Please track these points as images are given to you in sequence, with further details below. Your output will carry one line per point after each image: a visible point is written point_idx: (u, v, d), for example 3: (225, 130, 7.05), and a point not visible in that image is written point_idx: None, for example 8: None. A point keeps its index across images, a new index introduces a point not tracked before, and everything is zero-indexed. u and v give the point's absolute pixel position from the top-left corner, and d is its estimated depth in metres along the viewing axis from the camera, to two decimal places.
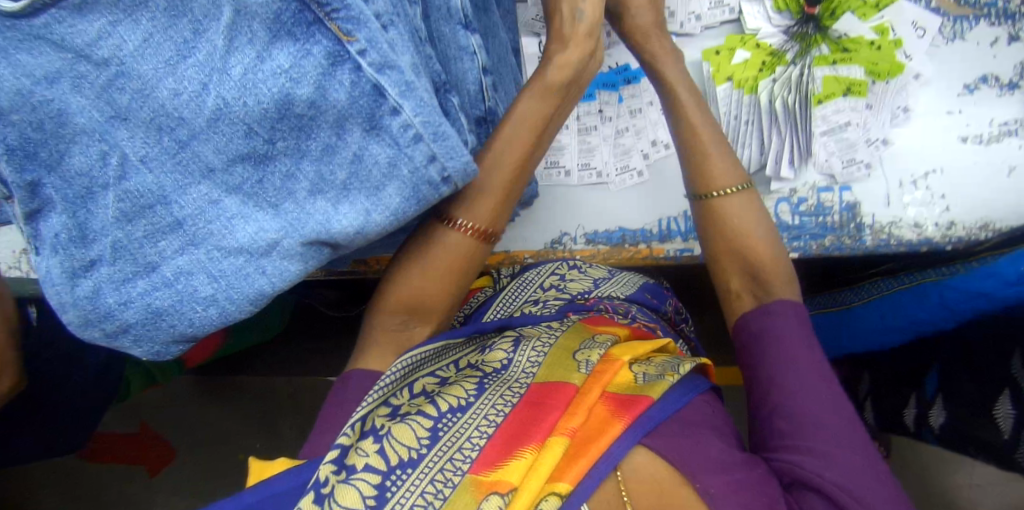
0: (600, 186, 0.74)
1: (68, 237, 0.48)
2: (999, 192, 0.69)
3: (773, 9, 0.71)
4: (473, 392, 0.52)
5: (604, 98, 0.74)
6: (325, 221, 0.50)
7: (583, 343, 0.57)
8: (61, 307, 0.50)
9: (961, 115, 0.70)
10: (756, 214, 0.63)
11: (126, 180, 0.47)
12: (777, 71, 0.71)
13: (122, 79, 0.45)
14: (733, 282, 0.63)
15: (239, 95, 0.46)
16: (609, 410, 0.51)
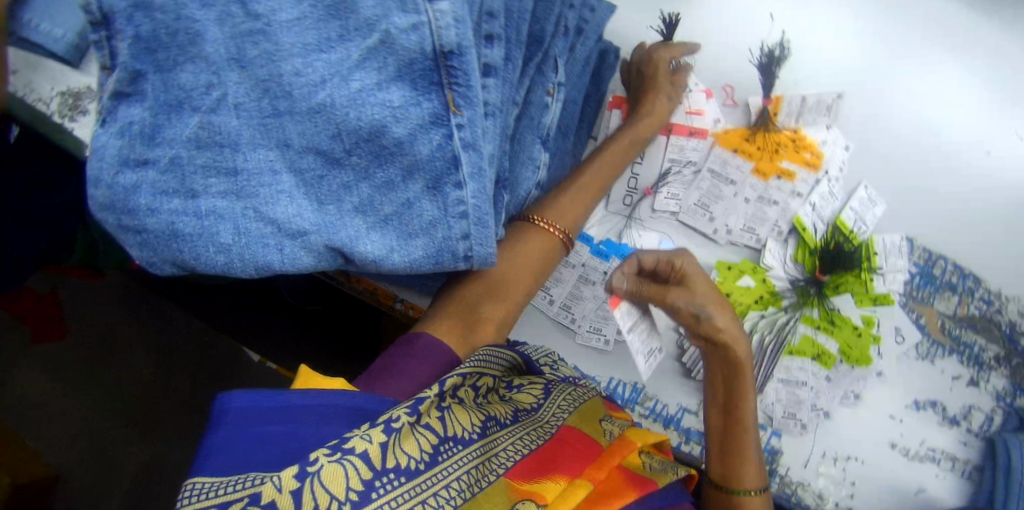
0: (567, 331, 0.82)
1: (139, 130, 0.52)
2: (896, 501, 0.76)
3: (792, 257, 0.79)
4: (513, 416, 0.62)
5: (615, 264, 0.81)
6: (354, 238, 0.54)
7: (603, 416, 0.68)
8: (93, 181, 0.52)
9: (899, 423, 0.76)
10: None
11: (214, 114, 0.52)
12: (768, 310, 0.78)
13: (261, 36, 0.51)
14: None
15: (346, 104, 0.52)
16: (622, 479, 0.62)
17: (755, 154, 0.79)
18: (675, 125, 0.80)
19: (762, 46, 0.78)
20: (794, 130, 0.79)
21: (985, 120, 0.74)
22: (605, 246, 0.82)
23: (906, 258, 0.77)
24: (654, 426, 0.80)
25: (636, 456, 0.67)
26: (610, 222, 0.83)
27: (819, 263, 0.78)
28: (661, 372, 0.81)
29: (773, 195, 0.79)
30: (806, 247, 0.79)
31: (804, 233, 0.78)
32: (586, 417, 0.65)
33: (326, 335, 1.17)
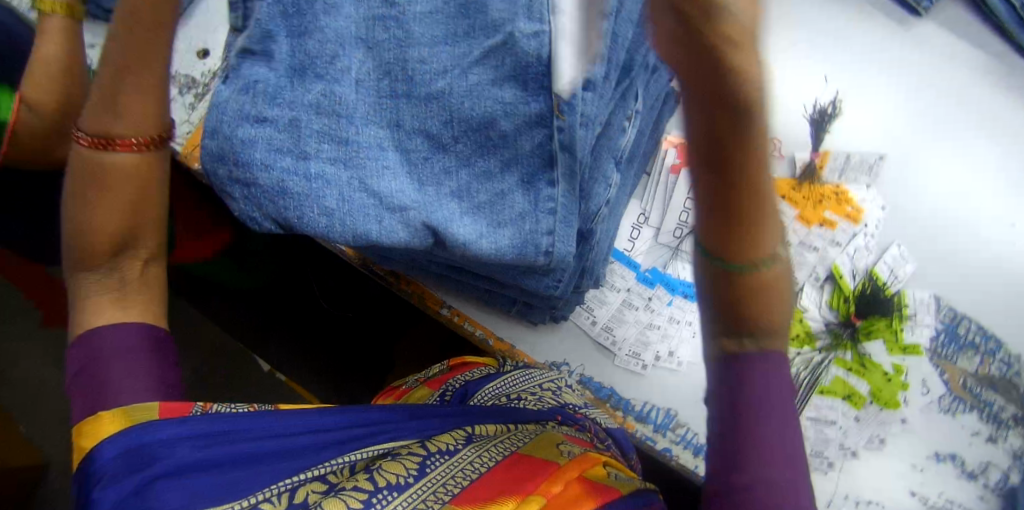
0: (606, 352, 0.84)
1: (267, 90, 0.56)
2: None
3: (828, 302, 0.83)
4: (461, 443, 0.63)
5: (659, 292, 0.85)
6: (447, 219, 0.56)
7: (565, 442, 0.66)
8: (209, 131, 0.56)
9: (920, 471, 0.79)
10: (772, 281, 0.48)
11: (336, 84, 0.57)
12: (803, 349, 0.82)
13: (392, 21, 0.58)
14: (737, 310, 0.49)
15: (463, 95, 0.56)
16: (584, 489, 0.59)
17: (801, 202, 0.84)
18: None
19: (816, 103, 0.87)
20: (836, 185, 0.84)
21: (1005, 194, 0.83)
22: (651, 273, 0.86)
23: (934, 314, 0.81)
24: (683, 453, 0.80)
25: (602, 466, 0.63)
26: (656, 253, 0.87)
27: (854, 309, 0.82)
28: (693, 402, 0.82)
29: (813, 242, 0.84)
30: (841, 294, 0.83)
31: (841, 281, 0.83)
32: (541, 446, 0.65)
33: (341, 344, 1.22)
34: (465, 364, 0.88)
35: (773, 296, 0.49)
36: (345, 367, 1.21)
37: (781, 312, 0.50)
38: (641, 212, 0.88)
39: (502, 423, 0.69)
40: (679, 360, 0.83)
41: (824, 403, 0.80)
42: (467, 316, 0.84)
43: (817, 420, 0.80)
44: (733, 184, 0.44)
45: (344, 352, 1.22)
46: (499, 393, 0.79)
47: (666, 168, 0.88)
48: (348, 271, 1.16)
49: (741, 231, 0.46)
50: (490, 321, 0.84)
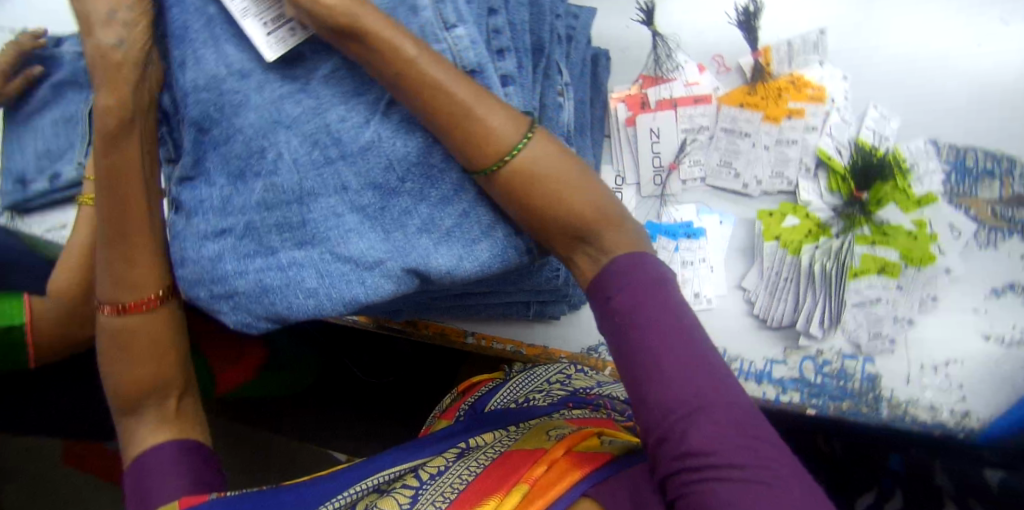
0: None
1: (219, 205, 0.58)
2: (1004, 390, 0.76)
3: (827, 188, 0.81)
4: (451, 459, 0.64)
5: (662, 242, 0.85)
6: (425, 256, 0.56)
7: (555, 427, 0.67)
8: (184, 262, 0.59)
9: (985, 314, 0.77)
10: (569, 181, 0.54)
11: (275, 174, 0.56)
12: (822, 240, 0.80)
13: (301, 96, 0.57)
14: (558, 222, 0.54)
15: (392, 135, 0.55)
16: (572, 463, 0.60)
17: (760, 104, 0.83)
18: (676, 100, 0.85)
19: (737, 7, 0.85)
20: (790, 74, 0.82)
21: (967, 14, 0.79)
22: (649, 228, 0.85)
23: (937, 158, 0.79)
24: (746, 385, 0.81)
25: (596, 439, 0.64)
26: (646, 206, 0.87)
27: (854, 185, 0.80)
28: (737, 331, 0.82)
29: (789, 136, 0.82)
30: (837, 175, 0.81)
31: (831, 163, 0.81)
32: (531, 436, 0.66)
33: (391, 407, 1.19)
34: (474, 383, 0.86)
35: (570, 194, 0.54)
36: (396, 414, 1.18)
37: (593, 201, 0.55)
38: (618, 175, 0.88)
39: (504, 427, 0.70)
40: (709, 297, 0.83)
41: (862, 285, 0.78)
42: (491, 336, 0.83)
43: (865, 305, 0.78)
44: (438, 113, 0.52)
45: (391, 401, 1.19)
46: (508, 399, 0.78)
47: (621, 124, 0.87)
48: (375, 338, 1.18)
49: (496, 158, 0.53)
50: (513, 332, 0.83)
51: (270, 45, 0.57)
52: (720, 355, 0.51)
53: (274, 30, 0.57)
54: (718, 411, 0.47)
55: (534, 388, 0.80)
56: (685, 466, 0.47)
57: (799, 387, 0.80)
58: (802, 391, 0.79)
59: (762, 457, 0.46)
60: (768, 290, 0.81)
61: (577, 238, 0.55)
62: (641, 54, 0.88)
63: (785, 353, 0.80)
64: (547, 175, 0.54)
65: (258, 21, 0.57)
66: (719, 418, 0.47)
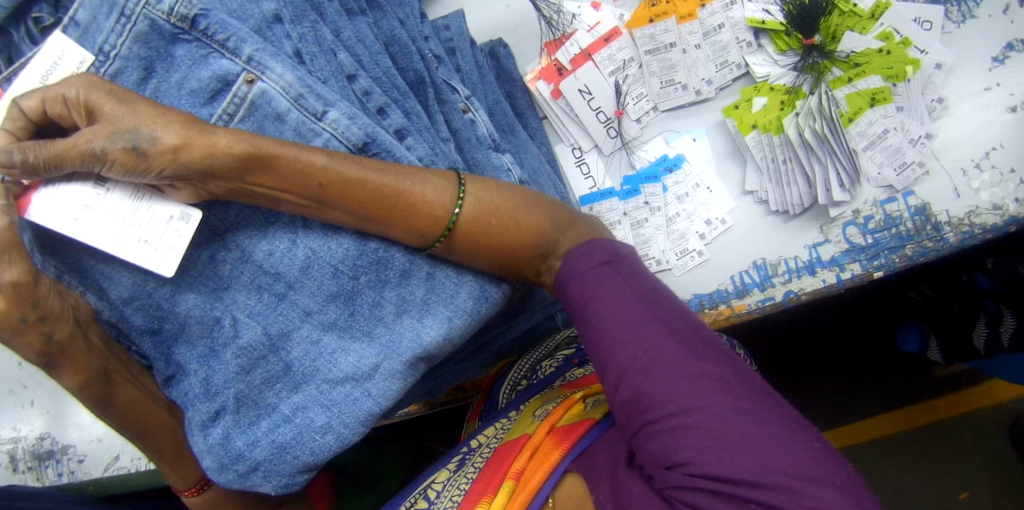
0: (663, 273, 0.77)
1: (200, 390, 0.54)
2: None
3: (776, 52, 0.75)
4: (451, 472, 0.61)
5: (649, 190, 0.78)
6: (415, 337, 0.53)
7: (546, 400, 0.64)
8: (199, 454, 0.53)
9: (1000, 88, 0.70)
10: (511, 201, 0.52)
11: (240, 336, 0.53)
12: (798, 105, 0.73)
13: (223, 251, 0.53)
14: (518, 253, 0.53)
15: (323, 242, 0.52)
16: (555, 440, 0.57)
17: (668, 11, 0.77)
18: (588, 49, 0.78)
19: None
20: None
21: None
22: (629, 184, 0.79)
23: None
24: (803, 282, 0.74)
25: (581, 403, 0.61)
26: (615, 160, 0.80)
27: (800, 35, 0.74)
28: (764, 235, 0.76)
29: (712, 23, 0.76)
30: (779, 35, 0.75)
31: (768, 26, 0.75)
32: (521, 421, 0.62)
33: None
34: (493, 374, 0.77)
35: (521, 224, 0.52)
36: None
37: (542, 216, 0.53)
38: (573, 148, 0.81)
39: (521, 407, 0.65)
40: (722, 218, 0.77)
41: (867, 122, 0.71)
42: None
43: (880, 141, 0.71)
44: (370, 206, 0.49)
45: None
46: (517, 379, 0.71)
47: (548, 100, 0.80)
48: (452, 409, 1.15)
49: (445, 224, 0.50)
50: None
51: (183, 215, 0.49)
52: (675, 307, 0.51)
53: (160, 239, 0.49)
54: (669, 361, 0.48)
55: (544, 356, 0.72)
56: (646, 420, 0.47)
57: (855, 257, 0.73)
58: (859, 259, 0.73)
59: (717, 396, 0.46)
60: (774, 182, 0.75)
61: (538, 257, 0.54)
62: (532, 25, 0.82)
63: (824, 231, 0.74)
64: (489, 217, 0.51)
65: (138, 240, 0.48)
66: (670, 368, 0.47)
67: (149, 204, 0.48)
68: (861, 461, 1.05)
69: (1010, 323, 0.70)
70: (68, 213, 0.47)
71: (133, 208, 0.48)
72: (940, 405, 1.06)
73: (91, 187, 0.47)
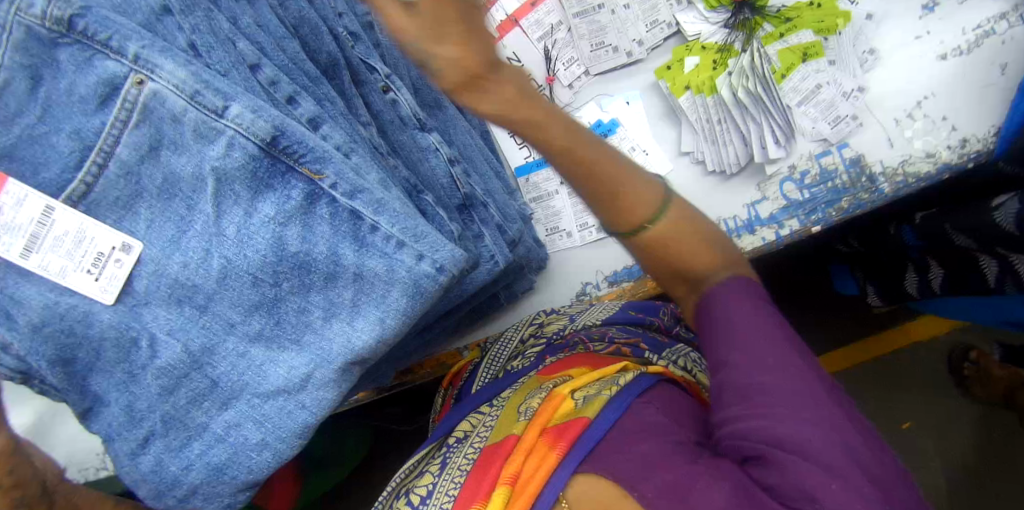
0: (605, 241, 0.76)
1: (126, 420, 0.52)
2: (991, 97, 0.69)
3: (706, 9, 0.74)
4: (437, 474, 0.54)
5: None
6: (347, 341, 0.51)
7: (530, 393, 0.56)
8: (133, 484, 0.53)
9: (930, 36, 0.70)
10: (694, 224, 0.51)
11: (157, 357, 0.51)
12: (731, 64, 0.72)
13: (139, 267, 0.51)
14: (672, 263, 0.51)
15: (239, 250, 0.50)
16: (549, 442, 0.49)
17: None
18: (515, 15, 0.78)
19: None
20: None
21: None
22: None
23: None
24: (744, 241, 0.74)
25: (571, 399, 0.52)
26: None
27: None
28: (703, 196, 0.75)
29: None
30: None
31: None
32: (507, 416, 0.55)
33: None
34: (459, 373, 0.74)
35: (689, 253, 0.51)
36: None
37: (716, 251, 0.52)
38: None
39: (480, 410, 0.61)
40: None
41: (799, 75, 0.70)
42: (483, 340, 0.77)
43: (816, 94, 0.70)
44: (567, 171, 0.46)
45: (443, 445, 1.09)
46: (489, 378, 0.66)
47: None
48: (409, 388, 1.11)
49: (637, 224, 0.49)
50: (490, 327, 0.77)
51: (126, 242, 0.50)
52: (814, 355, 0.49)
53: (100, 270, 0.50)
54: (773, 358, 0.46)
55: (511, 353, 0.68)
56: (760, 440, 0.44)
57: (793, 213, 0.73)
58: (797, 215, 0.73)
59: (833, 432, 0.44)
60: (710, 142, 0.74)
61: (688, 279, 0.52)
62: None
63: (762, 189, 0.74)
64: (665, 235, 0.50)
65: (81, 271, 0.50)
66: (775, 367, 0.46)
67: (93, 236, 0.50)
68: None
69: (937, 273, 0.73)
70: (14, 243, 0.49)
71: (77, 241, 0.50)
72: (880, 342, 1.09)
73: (39, 214, 0.49)
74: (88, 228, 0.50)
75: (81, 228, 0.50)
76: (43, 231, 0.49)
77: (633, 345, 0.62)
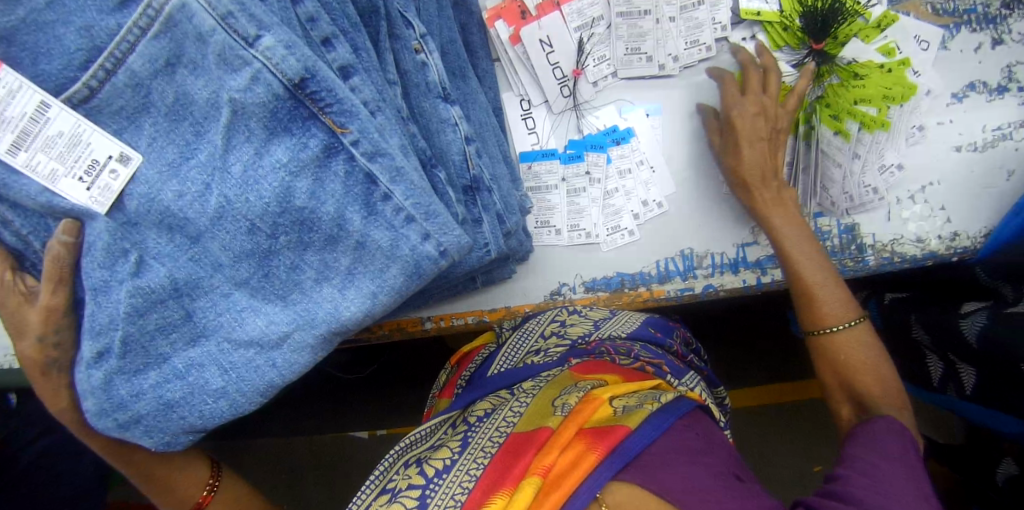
0: (591, 246, 0.76)
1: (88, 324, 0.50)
2: (980, 197, 0.72)
3: (772, 46, 0.72)
4: (457, 451, 0.61)
5: (592, 159, 0.75)
6: (334, 309, 0.51)
7: (565, 389, 0.63)
8: (81, 393, 0.50)
9: (952, 125, 0.71)
10: (876, 354, 0.66)
11: (139, 276, 0.49)
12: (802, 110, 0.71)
13: (132, 185, 0.48)
14: (858, 371, 0.66)
15: (241, 192, 0.48)
16: (586, 443, 0.57)
17: None
18: None
19: None
20: None
21: None
22: (573, 148, 0.75)
23: None
24: (724, 279, 0.76)
25: (608, 405, 0.61)
26: (562, 122, 0.76)
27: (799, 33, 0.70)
28: (700, 226, 0.76)
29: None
30: (775, 26, 0.71)
31: (762, 16, 0.71)
32: (538, 409, 0.62)
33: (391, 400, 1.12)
34: (472, 350, 0.80)
35: (857, 374, 0.66)
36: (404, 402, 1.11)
37: (895, 390, 0.65)
38: (521, 98, 0.76)
39: (499, 393, 0.68)
40: (659, 201, 0.75)
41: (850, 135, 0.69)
42: (448, 314, 0.76)
43: (860, 157, 0.70)
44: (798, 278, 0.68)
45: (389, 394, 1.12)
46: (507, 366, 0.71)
47: (505, 44, 0.75)
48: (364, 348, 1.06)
49: (831, 325, 0.66)
50: (470, 303, 0.77)
51: (126, 154, 0.48)
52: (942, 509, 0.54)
53: (94, 179, 0.48)
54: (890, 447, 0.57)
55: (531, 346, 0.72)
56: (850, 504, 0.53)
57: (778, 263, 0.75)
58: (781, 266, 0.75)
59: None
60: None
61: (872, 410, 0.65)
62: None
63: (755, 233, 0.75)
64: (843, 347, 0.66)
65: (72, 178, 0.48)
66: (876, 449, 0.57)
67: (89, 141, 0.48)
68: (755, 421, 1.15)
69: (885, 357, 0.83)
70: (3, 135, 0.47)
71: (72, 144, 0.47)
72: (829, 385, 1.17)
73: (35, 108, 0.46)
74: (84, 132, 0.47)
75: (79, 133, 0.47)
76: (37, 127, 0.47)
77: (657, 365, 0.69)
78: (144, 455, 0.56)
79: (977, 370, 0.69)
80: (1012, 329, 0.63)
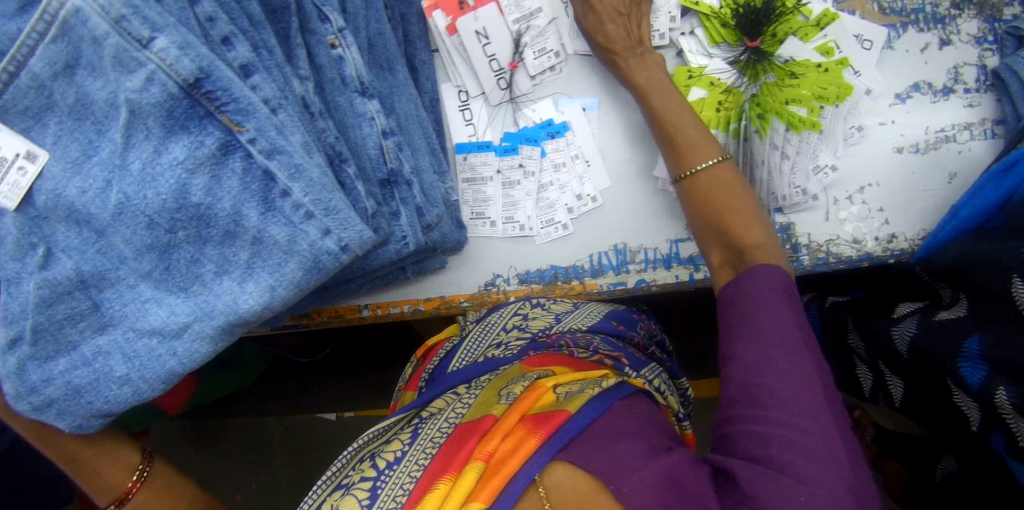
0: (525, 238, 0.77)
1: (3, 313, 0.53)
2: (915, 199, 0.70)
3: (710, 43, 0.71)
4: (406, 443, 0.61)
5: (526, 152, 0.76)
6: (232, 302, 0.53)
7: (511, 381, 0.65)
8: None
9: (893, 126, 0.70)
10: (738, 190, 0.65)
11: (48, 269, 0.52)
12: (734, 106, 0.70)
13: (40, 181, 0.51)
14: (720, 204, 0.64)
15: (139, 188, 0.50)
16: (528, 428, 0.58)
17: None
18: None
19: None
20: None
21: None
22: (508, 140, 0.76)
23: None
24: (657, 274, 0.76)
25: (552, 392, 0.62)
26: (500, 114, 0.77)
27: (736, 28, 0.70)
28: (635, 222, 0.76)
29: None
30: (712, 23, 0.71)
31: (699, 9, 0.71)
32: (486, 400, 0.63)
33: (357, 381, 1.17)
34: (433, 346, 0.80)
35: (728, 216, 0.64)
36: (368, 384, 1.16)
37: (755, 220, 0.63)
38: (459, 89, 0.77)
39: (457, 390, 0.68)
40: (594, 195, 0.76)
41: (783, 132, 0.68)
42: (385, 302, 0.79)
43: (790, 157, 0.69)
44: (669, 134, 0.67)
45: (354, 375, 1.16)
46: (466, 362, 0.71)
47: (442, 34, 0.75)
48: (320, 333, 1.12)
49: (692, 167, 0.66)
50: (404, 292, 0.79)
51: (32, 152, 0.50)
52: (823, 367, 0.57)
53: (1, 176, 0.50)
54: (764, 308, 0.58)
55: (491, 342, 0.72)
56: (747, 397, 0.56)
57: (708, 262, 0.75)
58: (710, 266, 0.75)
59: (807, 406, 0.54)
60: None
61: (737, 250, 0.63)
62: None
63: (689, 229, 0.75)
64: (706, 188, 0.65)
65: None
66: (750, 316, 0.58)
67: None
68: None
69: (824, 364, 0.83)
70: None
71: None
72: None
73: None
74: None
75: None
76: None
77: (616, 357, 0.68)
78: (71, 442, 0.59)
79: (906, 381, 0.69)
80: (936, 337, 0.62)
